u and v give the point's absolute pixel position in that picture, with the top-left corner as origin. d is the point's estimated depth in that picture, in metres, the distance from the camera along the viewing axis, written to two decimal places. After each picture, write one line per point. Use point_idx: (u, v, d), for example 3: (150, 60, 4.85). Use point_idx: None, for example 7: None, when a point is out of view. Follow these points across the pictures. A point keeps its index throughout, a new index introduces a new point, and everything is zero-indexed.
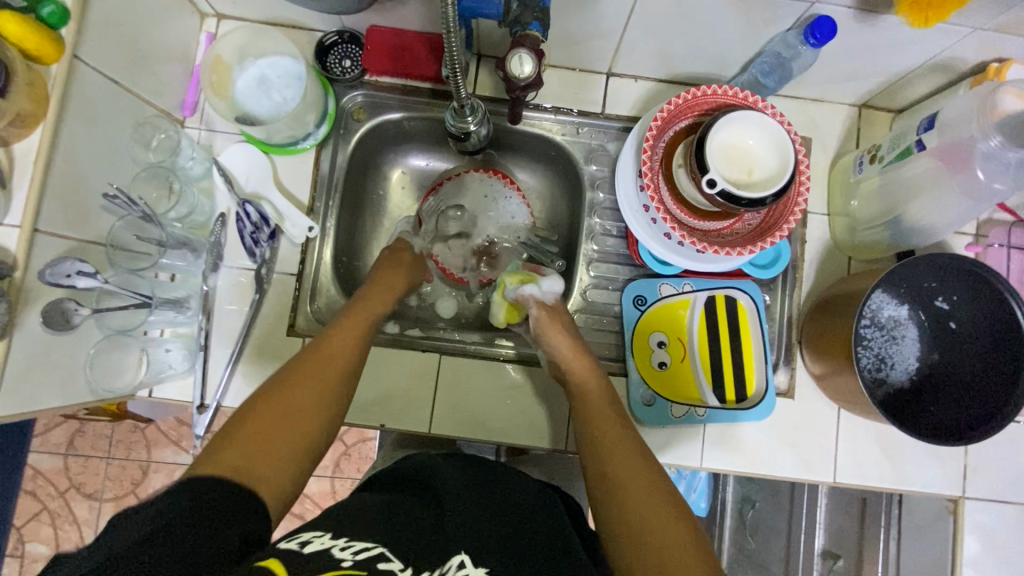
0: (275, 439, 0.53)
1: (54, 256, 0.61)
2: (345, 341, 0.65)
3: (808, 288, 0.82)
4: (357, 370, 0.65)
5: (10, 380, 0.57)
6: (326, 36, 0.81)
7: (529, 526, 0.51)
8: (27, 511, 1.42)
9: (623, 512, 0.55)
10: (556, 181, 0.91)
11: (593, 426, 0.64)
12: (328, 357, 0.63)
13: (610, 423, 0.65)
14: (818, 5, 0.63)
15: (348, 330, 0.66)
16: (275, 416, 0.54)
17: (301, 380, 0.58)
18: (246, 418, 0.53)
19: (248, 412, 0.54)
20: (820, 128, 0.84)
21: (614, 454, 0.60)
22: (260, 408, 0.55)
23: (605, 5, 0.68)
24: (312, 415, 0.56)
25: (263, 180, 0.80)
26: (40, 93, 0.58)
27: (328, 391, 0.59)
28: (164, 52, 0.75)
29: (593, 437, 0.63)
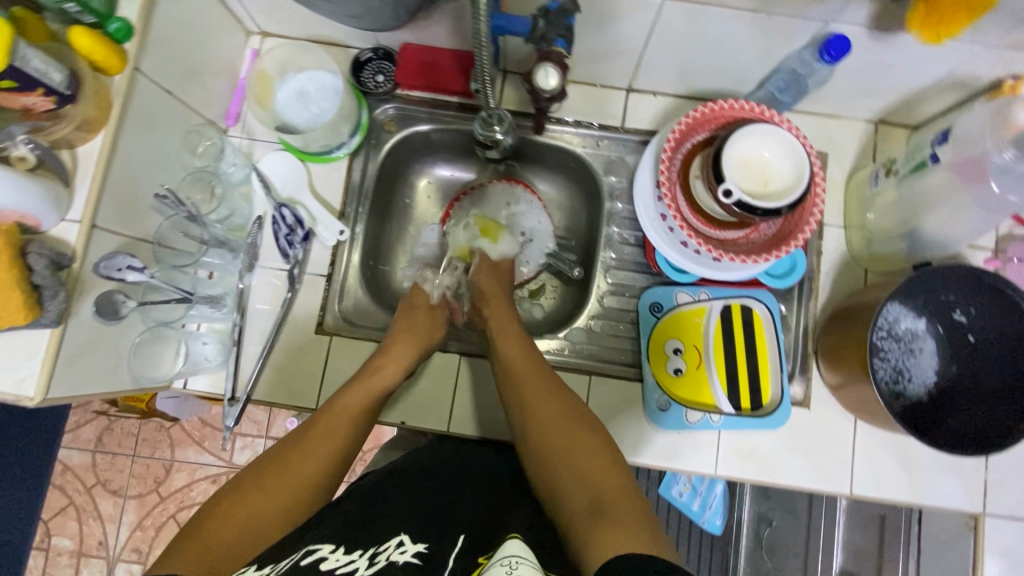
0: (244, 536, 0.55)
1: (108, 251, 0.66)
2: (330, 426, 0.68)
3: (825, 299, 0.83)
4: (343, 462, 0.66)
5: (63, 364, 0.62)
6: (361, 52, 0.86)
7: (460, 515, 0.60)
8: (54, 506, 1.46)
9: (552, 461, 0.62)
10: (575, 191, 0.94)
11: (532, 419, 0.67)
12: (314, 445, 0.65)
13: (540, 391, 0.69)
14: (832, 23, 0.65)
15: (338, 414, 0.69)
16: (248, 511, 0.57)
17: (283, 464, 0.62)
18: (222, 501, 0.57)
19: (227, 495, 0.58)
20: (837, 143, 0.85)
21: (537, 406, 0.68)
22: (233, 499, 0.57)
23: (626, 24, 0.72)
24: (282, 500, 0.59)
25: (299, 185, 0.85)
26: (105, 101, 0.63)
27: (306, 480, 0.62)
28: (213, 66, 0.81)
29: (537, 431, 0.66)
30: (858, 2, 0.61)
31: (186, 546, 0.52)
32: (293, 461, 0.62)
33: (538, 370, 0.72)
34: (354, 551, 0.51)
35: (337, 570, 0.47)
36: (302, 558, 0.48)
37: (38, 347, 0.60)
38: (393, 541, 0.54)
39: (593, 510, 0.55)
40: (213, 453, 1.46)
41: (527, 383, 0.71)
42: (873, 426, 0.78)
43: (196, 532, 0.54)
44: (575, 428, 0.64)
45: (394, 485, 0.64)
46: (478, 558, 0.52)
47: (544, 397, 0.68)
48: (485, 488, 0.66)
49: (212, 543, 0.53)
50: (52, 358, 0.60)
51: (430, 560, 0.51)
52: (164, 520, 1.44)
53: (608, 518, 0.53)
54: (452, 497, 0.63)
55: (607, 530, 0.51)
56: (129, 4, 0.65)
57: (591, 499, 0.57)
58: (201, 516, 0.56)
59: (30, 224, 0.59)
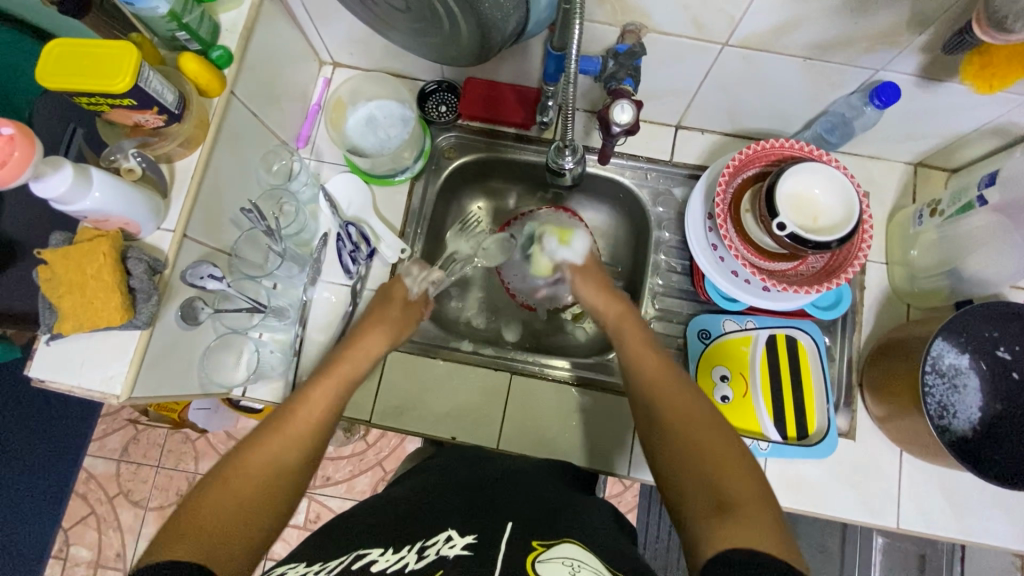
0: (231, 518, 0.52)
1: (193, 260, 0.69)
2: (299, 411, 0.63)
3: (867, 332, 0.86)
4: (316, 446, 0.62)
5: (148, 364, 0.65)
6: (427, 84, 0.91)
7: (512, 504, 0.61)
8: (74, 514, 1.33)
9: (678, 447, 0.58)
10: (621, 221, 0.98)
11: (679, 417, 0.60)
12: (289, 423, 0.62)
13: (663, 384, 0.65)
14: (883, 71, 0.70)
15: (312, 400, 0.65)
16: (228, 500, 0.53)
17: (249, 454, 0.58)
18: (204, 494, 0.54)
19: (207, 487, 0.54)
20: (878, 183, 0.89)
21: (673, 399, 0.63)
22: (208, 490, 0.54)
23: (686, 67, 0.76)
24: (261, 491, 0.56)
25: (364, 206, 0.89)
26: (204, 123, 0.68)
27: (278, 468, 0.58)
28: (292, 91, 0.86)
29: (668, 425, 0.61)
30: (909, 53, 0.66)
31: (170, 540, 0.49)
32: (266, 442, 0.59)
33: (664, 364, 0.67)
34: (403, 549, 0.52)
35: (389, 570, 0.49)
36: (354, 561, 0.51)
37: (126, 348, 0.63)
38: (440, 536, 0.54)
39: (718, 507, 0.51)
40: None
41: (657, 374, 0.66)
42: (919, 459, 0.79)
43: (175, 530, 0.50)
44: (707, 428, 0.59)
45: (443, 484, 0.66)
46: (532, 542, 0.52)
47: (673, 393, 0.63)
48: (542, 488, 0.66)
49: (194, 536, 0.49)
50: (139, 358, 0.63)
51: (478, 551, 0.50)
52: None
53: (735, 518, 0.49)
54: (508, 486, 0.65)
55: (728, 525, 0.48)
56: (230, 34, 0.71)
57: (716, 497, 0.52)
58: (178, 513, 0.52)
59: (132, 230, 0.62)
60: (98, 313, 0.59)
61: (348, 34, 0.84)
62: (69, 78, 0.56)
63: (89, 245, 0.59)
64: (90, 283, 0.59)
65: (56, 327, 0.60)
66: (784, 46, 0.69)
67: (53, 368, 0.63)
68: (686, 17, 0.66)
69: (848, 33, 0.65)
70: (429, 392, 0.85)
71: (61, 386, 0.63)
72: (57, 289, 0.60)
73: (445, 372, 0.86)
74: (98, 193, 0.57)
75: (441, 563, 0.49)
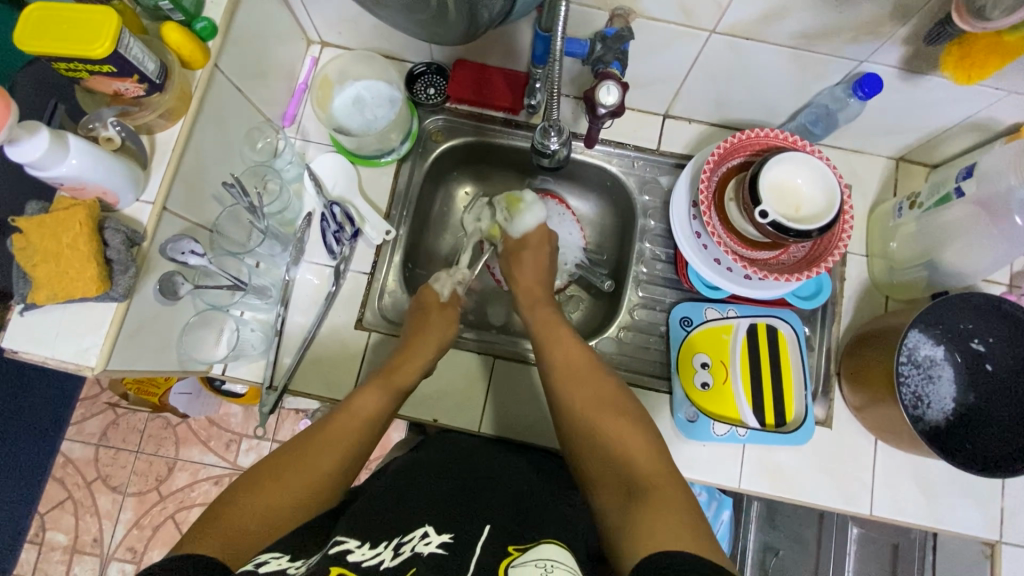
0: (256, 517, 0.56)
1: (174, 234, 0.68)
2: (350, 422, 0.68)
3: (846, 323, 0.87)
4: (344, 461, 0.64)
5: (123, 338, 0.64)
6: (415, 66, 0.91)
7: (488, 499, 0.61)
8: (51, 498, 1.32)
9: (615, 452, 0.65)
10: (608, 210, 0.98)
11: (609, 427, 0.67)
12: (325, 434, 0.66)
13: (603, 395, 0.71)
14: (866, 63, 0.71)
15: (351, 413, 0.69)
16: (257, 504, 0.57)
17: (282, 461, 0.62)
18: (230, 500, 0.57)
19: (232, 495, 0.58)
20: (860, 177, 0.90)
21: (589, 396, 0.70)
22: (241, 497, 0.57)
23: (673, 55, 0.77)
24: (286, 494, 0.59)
25: (349, 186, 0.88)
26: (186, 95, 0.67)
27: (303, 473, 0.61)
28: (278, 69, 0.85)
29: (601, 429, 0.67)
30: (892, 45, 0.67)
31: (201, 532, 0.52)
32: (301, 453, 0.63)
33: (580, 360, 0.74)
34: (379, 545, 0.51)
35: (364, 564, 0.48)
36: (331, 549, 0.51)
37: (102, 321, 0.62)
38: (417, 533, 0.54)
39: (632, 495, 0.59)
40: (219, 453, 1.33)
41: (576, 377, 0.73)
42: (894, 447, 0.80)
43: (210, 524, 0.54)
44: (616, 417, 0.68)
45: (423, 474, 0.65)
46: (508, 546, 0.53)
47: (590, 388, 0.71)
48: (518, 484, 0.66)
49: (234, 522, 0.54)
50: (115, 331, 0.62)
51: (454, 551, 0.51)
52: (163, 520, 1.30)
53: (644, 501, 0.57)
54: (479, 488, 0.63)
55: (648, 509, 0.56)
56: (215, 6, 0.70)
57: (630, 485, 0.60)
58: (222, 502, 0.57)
59: (109, 200, 0.62)
60: (73, 284, 0.58)
61: (336, 12, 0.83)
62: (48, 42, 0.55)
63: (65, 213, 0.59)
64: (65, 252, 0.58)
65: (30, 296, 0.59)
66: (770, 35, 0.69)
67: (28, 340, 0.62)
68: (673, 2, 0.66)
69: (833, 23, 0.65)
70: None
71: (33, 357, 0.62)
72: (31, 257, 0.59)
73: None
74: (75, 160, 0.56)
75: (416, 560, 0.49)
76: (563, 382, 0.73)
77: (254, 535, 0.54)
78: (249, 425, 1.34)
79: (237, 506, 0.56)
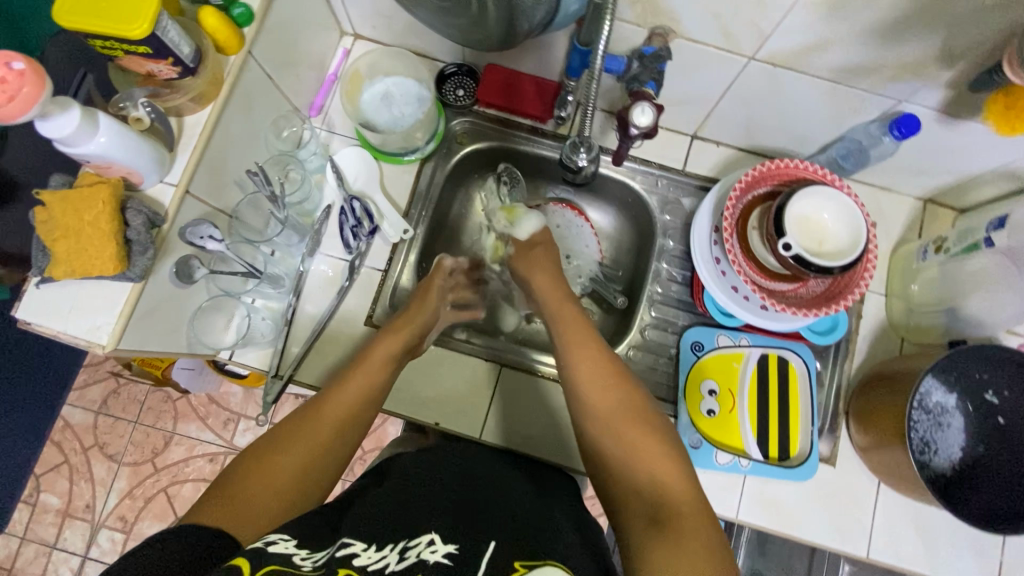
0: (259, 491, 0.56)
1: (194, 218, 0.68)
2: (348, 395, 0.68)
3: (858, 362, 0.85)
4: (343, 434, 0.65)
5: (136, 317, 0.64)
6: (447, 66, 0.90)
7: (497, 513, 0.59)
8: (47, 461, 1.33)
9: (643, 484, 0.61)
10: (626, 226, 0.97)
11: (638, 449, 0.63)
12: (327, 407, 0.66)
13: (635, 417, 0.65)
14: (904, 103, 0.70)
15: (349, 386, 0.68)
16: (260, 478, 0.57)
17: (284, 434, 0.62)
18: (235, 473, 0.58)
19: (236, 467, 0.58)
20: (885, 215, 0.89)
21: (610, 428, 0.65)
22: (244, 470, 0.58)
23: (709, 77, 0.76)
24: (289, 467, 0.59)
25: (370, 181, 0.88)
26: (218, 80, 0.67)
27: (303, 447, 0.61)
28: (310, 59, 0.85)
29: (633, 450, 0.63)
30: (933, 87, 0.66)
31: (208, 507, 0.53)
32: (304, 428, 0.63)
33: (606, 379, 0.68)
34: (385, 548, 0.51)
35: (369, 568, 0.47)
36: (338, 551, 0.49)
37: (116, 300, 0.62)
38: (422, 538, 0.52)
39: (654, 519, 0.57)
40: (216, 431, 1.33)
41: (596, 392, 0.67)
42: (897, 492, 0.79)
43: (216, 497, 0.55)
44: (644, 433, 0.64)
45: (430, 478, 0.64)
46: (515, 562, 0.51)
47: (628, 415, 0.65)
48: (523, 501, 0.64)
49: (238, 503, 0.54)
50: (128, 311, 0.62)
51: (460, 563, 0.49)
52: (156, 493, 1.30)
53: (668, 529, 0.55)
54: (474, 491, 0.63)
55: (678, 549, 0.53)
56: None
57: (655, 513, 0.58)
58: (223, 481, 0.57)
59: (133, 180, 0.61)
60: (91, 261, 0.58)
61: (373, 6, 0.82)
62: (86, 18, 0.55)
63: (88, 191, 0.59)
64: (86, 230, 0.58)
65: (48, 270, 0.59)
66: (810, 66, 0.68)
67: (40, 312, 0.62)
68: (715, 25, 0.66)
69: (876, 59, 0.64)
70: (416, 375, 0.84)
71: (46, 330, 0.62)
72: (52, 232, 0.59)
73: (436, 356, 0.85)
74: (104, 139, 0.56)
75: (421, 567, 0.48)
76: (587, 390, 0.68)
77: (257, 509, 0.55)
78: (248, 406, 1.34)
79: (241, 480, 0.57)
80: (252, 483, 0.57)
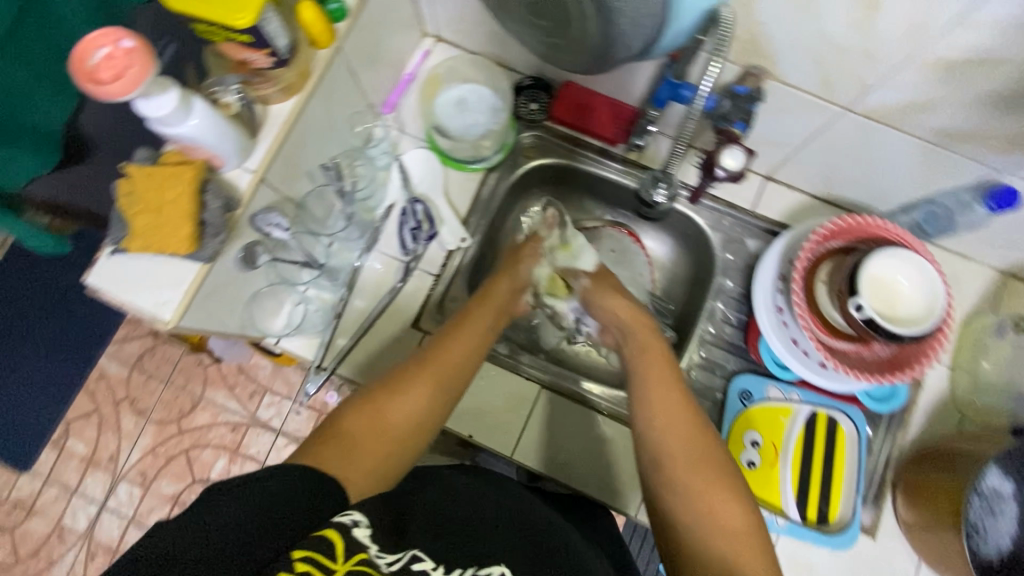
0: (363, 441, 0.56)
1: (264, 206, 0.69)
2: (449, 355, 0.65)
3: (913, 434, 0.82)
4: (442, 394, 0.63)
5: (199, 297, 0.65)
6: (523, 79, 0.88)
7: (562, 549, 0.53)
8: (79, 408, 1.37)
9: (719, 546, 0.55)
10: (683, 259, 0.95)
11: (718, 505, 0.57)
12: (428, 364, 0.64)
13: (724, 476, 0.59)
14: (1005, 174, 0.66)
15: (451, 348, 0.66)
16: (364, 429, 0.57)
17: (388, 385, 0.61)
18: (342, 419, 0.58)
19: (344, 413, 0.59)
20: (960, 282, 0.85)
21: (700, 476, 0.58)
22: (352, 416, 0.58)
23: (797, 122, 0.73)
24: (390, 422, 0.58)
25: (434, 185, 0.88)
26: (306, 73, 0.67)
27: (406, 402, 0.60)
28: (391, 56, 0.85)
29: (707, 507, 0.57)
30: None
31: (319, 450, 0.54)
32: (406, 384, 0.61)
33: (682, 410, 0.63)
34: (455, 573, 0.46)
35: None
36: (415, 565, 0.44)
37: (183, 278, 0.63)
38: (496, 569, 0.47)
39: None
40: (241, 401, 1.36)
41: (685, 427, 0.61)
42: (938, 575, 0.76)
43: (327, 440, 0.55)
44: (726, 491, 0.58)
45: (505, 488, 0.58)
46: None
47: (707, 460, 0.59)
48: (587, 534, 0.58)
49: (345, 450, 0.54)
50: (193, 290, 0.63)
51: None
52: (178, 454, 1.33)
53: None
54: (531, 506, 0.58)
55: None
56: None
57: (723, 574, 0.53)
58: (334, 424, 0.57)
59: (216, 163, 0.62)
60: (167, 239, 0.59)
61: (461, 11, 0.82)
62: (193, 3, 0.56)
63: (174, 169, 0.60)
64: (166, 207, 0.60)
65: (124, 242, 0.61)
66: (910, 125, 0.65)
67: (111, 280, 0.63)
68: (816, 72, 0.63)
69: (984, 127, 0.61)
70: None
71: (114, 299, 0.63)
72: (133, 205, 0.60)
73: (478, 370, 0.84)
74: (195, 121, 0.57)
75: None
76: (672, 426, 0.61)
77: (362, 460, 0.54)
78: (275, 381, 1.36)
79: (349, 428, 0.57)
80: (357, 432, 0.56)
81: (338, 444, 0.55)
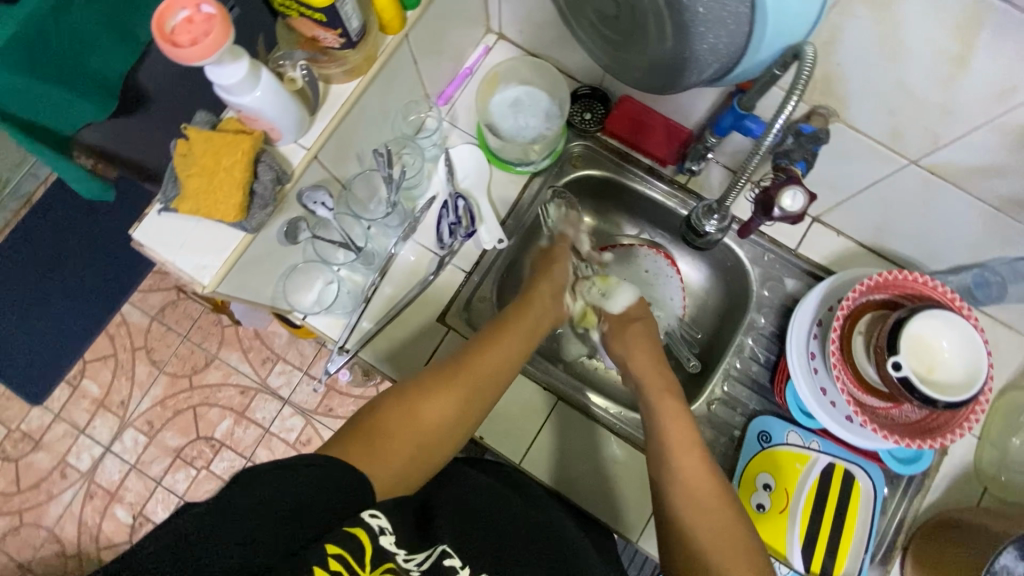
0: (392, 439, 0.57)
1: (312, 183, 0.69)
2: (481, 365, 0.66)
3: (930, 499, 0.80)
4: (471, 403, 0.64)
5: (239, 266, 0.65)
6: (581, 86, 0.88)
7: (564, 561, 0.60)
8: (97, 350, 1.40)
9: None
10: (717, 289, 0.94)
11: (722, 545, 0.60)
12: (462, 371, 0.65)
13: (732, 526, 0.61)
14: None
15: (487, 357, 0.67)
16: (395, 426, 0.58)
17: (422, 387, 0.62)
18: (376, 412, 0.59)
19: (378, 406, 0.60)
20: (1001, 352, 0.82)
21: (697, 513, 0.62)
22: (386, 411, 0.59)
23: (857, 168, 0.71)
24: (421, 423, 0.59)
25: (478, 182, 0.88)
26: (371, 57, 0.67)
27: (437, 406, 0.61)
28: (453, 48, 0.85)
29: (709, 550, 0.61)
30: None
31: (351, 442, 0.55)
32: (438, 389, 0.62)
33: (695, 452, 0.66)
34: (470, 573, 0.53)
35: None
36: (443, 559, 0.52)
37: (226, 245, 0.63)
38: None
39: None
40: (253, 366, 1.37)
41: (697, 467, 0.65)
42: None
43: (359, 431, 0.57)
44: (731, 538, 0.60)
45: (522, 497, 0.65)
46: None
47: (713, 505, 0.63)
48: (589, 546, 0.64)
49: (376, 446, 0.55)
50: (235, 259, 0.63)
51: None
52: (186, 409, 1.35)
53: None
54: (548, 518, 0.65)
55: None
56: None
57: None
58: (368, 416, 0.58)
59: (273, 136, 0.63)
60: (217, 206, 0.60)
61: (529, 13, 0.81)
62: None
63: (233, 138, 0.60)
64: (220, 173, 0.60)
65: (174, 203, 0.61)
66: (977, 187, 0.63)
67: (156, 237, 0.63)
68: (887, 120, 0.61)
69: None
70: None
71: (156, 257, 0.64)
72: (188, 166, 0.61)
73: None
74: (259, 93, 0.57)
75: None
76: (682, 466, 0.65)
77: (391, 458, 0.56)
78: (289, 351, 1.38)
79: (381, 423, 0.58)
80: (388, 430, 0.57)
81: (370, 437, 0.56)
